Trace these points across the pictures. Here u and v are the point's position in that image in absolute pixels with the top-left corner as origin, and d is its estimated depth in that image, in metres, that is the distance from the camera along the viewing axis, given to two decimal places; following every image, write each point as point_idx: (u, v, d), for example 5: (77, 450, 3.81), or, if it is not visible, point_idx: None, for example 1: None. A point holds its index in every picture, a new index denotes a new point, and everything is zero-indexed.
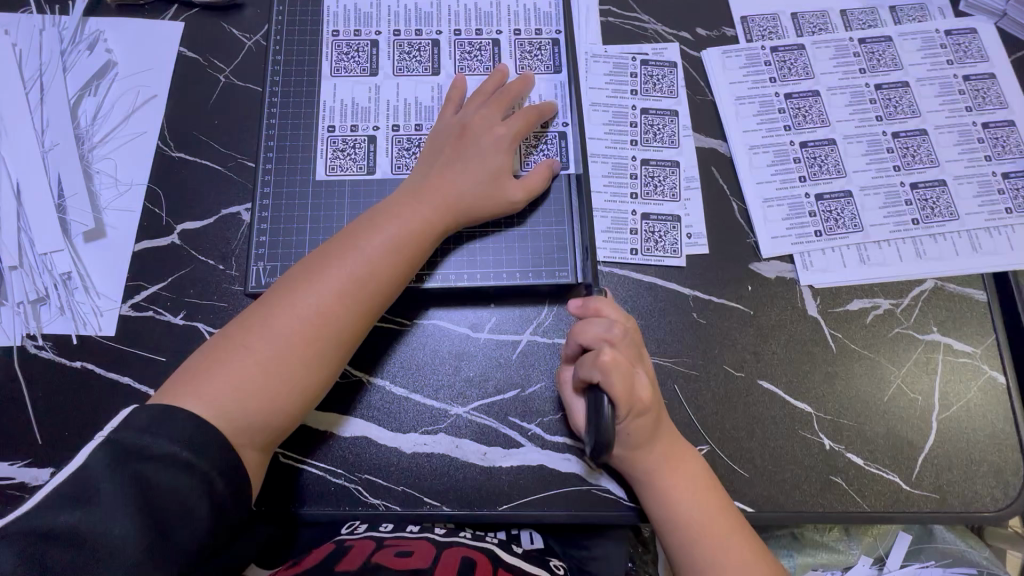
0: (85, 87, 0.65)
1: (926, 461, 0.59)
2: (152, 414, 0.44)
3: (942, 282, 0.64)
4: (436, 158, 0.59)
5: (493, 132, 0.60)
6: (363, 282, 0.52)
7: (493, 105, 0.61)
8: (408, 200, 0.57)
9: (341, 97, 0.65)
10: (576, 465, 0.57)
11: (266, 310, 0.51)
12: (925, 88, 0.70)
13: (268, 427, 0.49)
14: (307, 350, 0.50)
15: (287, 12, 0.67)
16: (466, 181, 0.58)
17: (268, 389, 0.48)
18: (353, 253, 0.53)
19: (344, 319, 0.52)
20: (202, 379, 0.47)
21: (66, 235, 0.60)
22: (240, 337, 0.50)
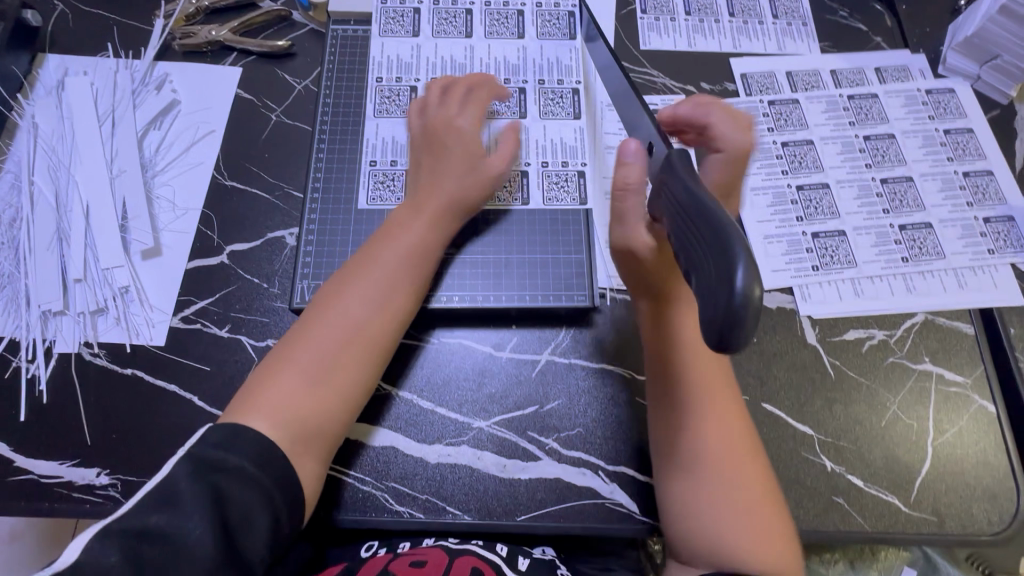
0: (151, 121, 0.73)
1: (924, 485, 0.62)
2: (225, 432, 0.48)
3: (932, 316, 0.69)
4: (421, 160, 0.65)
5: (457, 129, 0.65)
6: (391, 290, 0.58)
7: (450, 99, 0.66)
8: (414, 207, 0.62)
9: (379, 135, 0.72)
10: (591, 480, 0.60)
11: (307, 328, 0.55)
12: (910, 140, 0.77)
13: (325, 433, 0.53)
14: (352, 361, 0.55)
15: (337, 61, 0.76)
16: (459, 178, 0.63)
17: (322, 399, 0.53)
18: (377, 265, 0.58)
19: (377, 326, 0.56)
20: (260, 397, 0.51)
21: (126, 252, 0.66)
22: (289, 355, 0.54)
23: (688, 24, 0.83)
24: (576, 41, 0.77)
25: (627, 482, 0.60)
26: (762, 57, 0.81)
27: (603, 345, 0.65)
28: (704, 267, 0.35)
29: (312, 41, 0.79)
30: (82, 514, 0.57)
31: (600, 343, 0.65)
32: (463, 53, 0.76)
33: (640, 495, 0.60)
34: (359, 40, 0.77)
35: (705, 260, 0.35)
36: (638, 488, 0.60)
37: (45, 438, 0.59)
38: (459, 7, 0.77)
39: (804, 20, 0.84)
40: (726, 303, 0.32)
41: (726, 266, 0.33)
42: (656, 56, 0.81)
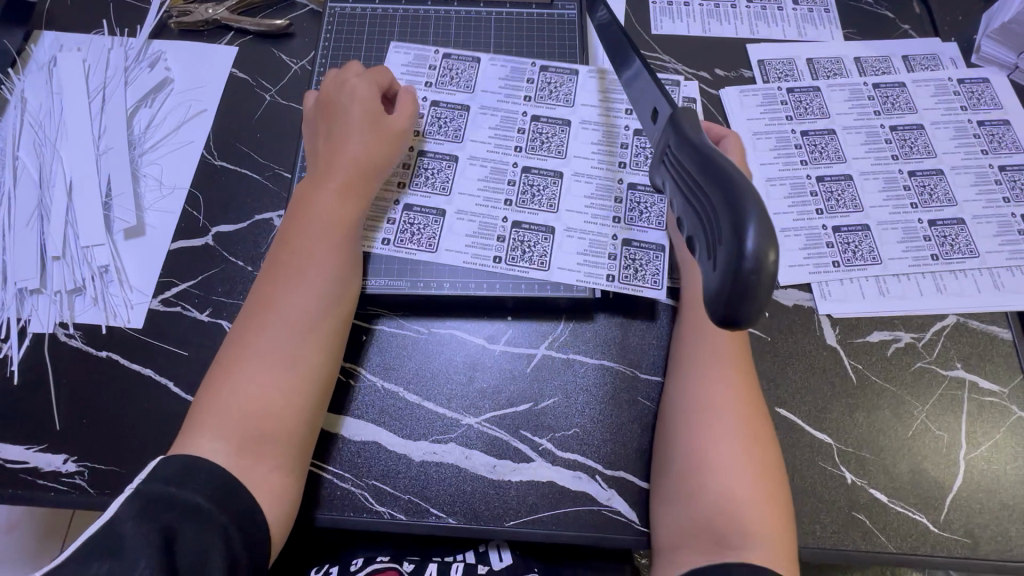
0: (142, 99, 0.70)
1: (954, 502, 0.56)
2: (179, 467, 0.46)
3: (964, 319, 0.63)
4: (320, 132, 0.62)
5: (354, 92, 0.62)
6: (319, 275, 0.54)
7: (348, 72, 0.65)
8: (318, 180, 0.59)
9: (465, 232, 0.64)
10: (587, 485, 0.56)
11: (241, 338, 0.52)
12: (940, 131, 0.71)
13: (284, 439, 0.50)
14: (290, 359, 0.51)
15: (333, 40, 0.73)
16: (351, 146, 0.60)
17: (267, 408, 0.50)
18: (295, 253, 0.55)
19: (314, 315, 0.53)
20: (205, 422, 0.49)
21: (108, 231, 0.63)
22: (227, 370, 0.51)
23: (702, 9, 0.79)
24: (489, 55, 0.71)
25: (627, 488, 0.56)
26: (782, 44, 0.77)
27: (603, 339, 0.61)
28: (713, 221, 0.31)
29: (311, 21, 0.77)
30: (46, 502, 0.54)
31: (602, 339, 0.61)
32: (479, 165, 0.67)
33: (640, 503, 0.55)
34: (359, 18, 0.73)
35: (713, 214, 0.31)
36: (638, 496, 0.56)
37: (14, 420, 0.56)
38: None
39: (826, 6, 0.80)
40: (733, 266, 0.29)
41: (739, 219, 0.29)
42: (669, 42, 0.77)
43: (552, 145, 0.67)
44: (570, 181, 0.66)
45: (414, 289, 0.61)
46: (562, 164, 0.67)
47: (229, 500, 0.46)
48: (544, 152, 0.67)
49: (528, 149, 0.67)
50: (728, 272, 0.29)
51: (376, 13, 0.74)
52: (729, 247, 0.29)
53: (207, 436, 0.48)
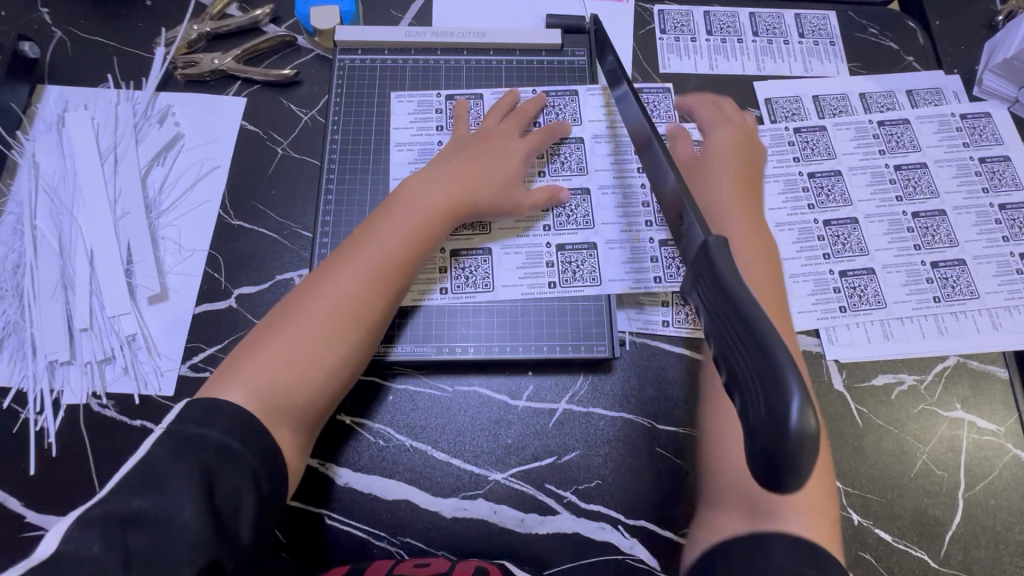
0: (154, 158, 0.70)
1: (953, 538, 0.60)
2: (206, 409, 0.48)
3: (965, 359, 0.66)
4: (454, 158, 0.65)
5: (504, 139, 0.67)
6: (372, 280, 0.57)
7: (493, 115, 0.69)
8: (412, 198, 0.61)
9: (516, 265, 0.66)
10: (610, 535, 0.59)
11: (292, 309, 0.56)
12: (943, 169, 0.73)
13: (301, 412, 0.53)
14: (326, 343, 0.54)
15: (343, 92, 0.72)
16: (478, 187, 0.63)
17: (298, 382, 0.53)
18: (361, 253, 0.58)
19: (356, 314, 0.56)
20: (239, 370, 0.52)
21: (132, 298, 0.64)
22: (273, 331, 0.55)
23: (709, 45, 0.79)
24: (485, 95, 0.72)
25: (648, 537, 0.59)
26: (788, 81, 0.78)
27: (621, 393, 0.63)
28: (748, 383, 0.31)
29: (318, 68, 0.76)
30: None
31: (620, 390, 0.64)
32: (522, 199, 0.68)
33: (661, 550, 0.59)
34: (368, 68, 0.73)
35: (750, 377, 0.30)
36: (659, 544, 0.59)
37: (55, 492, 0.58)
38: (472, 34, 0.74)
39: (831, 39, 0.80)
40: (777, 439, 0.28)
41: (777, 393, 0.28)
42: (677, 81, 0.77)
43: (572, 163, 0.69)
44: (598, 195, 0.68)
45: (439, 354, 0.63)
46: (587, 181, 0.69)
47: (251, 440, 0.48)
48: (566, 171, 0.69)
49: (551, 172, 0.69)
50: (766, 450, 0.28)
51: (384, 63, 0.74)
52: (768, 424, 0.29)
53: (237, 388, 0.51)
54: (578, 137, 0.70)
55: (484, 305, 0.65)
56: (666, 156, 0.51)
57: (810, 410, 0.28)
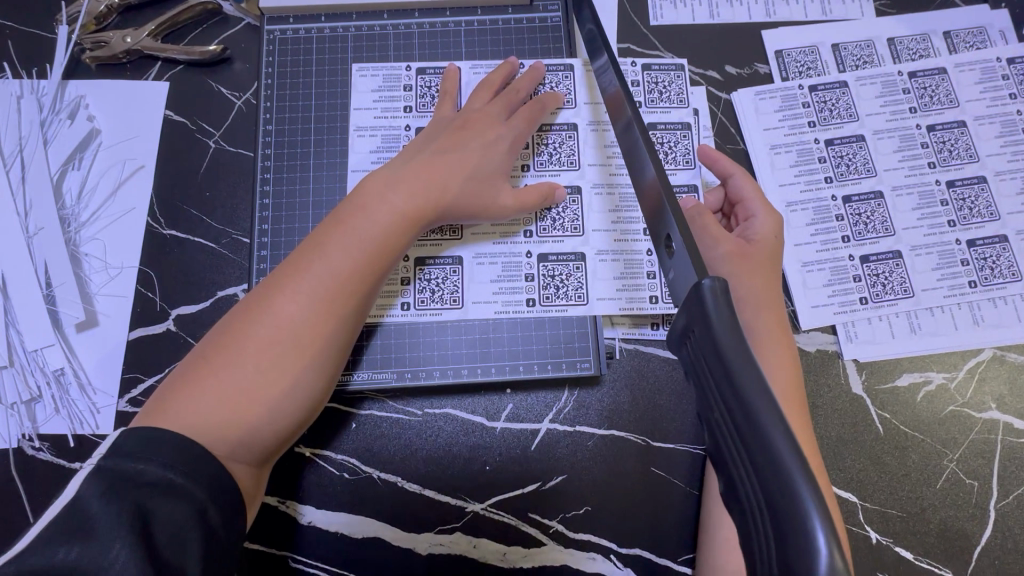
0: (68, 161, 0.61)
1: (982, 554, 0.54)
2: (142, 438, 0.40)
3: (1002, 352, 0.58)
4: (429, 146, 0.54)
5: (491, 121, 0.56)
6: (339, 285, 0.47)
7: (481, 91, 0.58)
8: (381, 188, 0.51)
9: (490, 279, 0.57)
10: (602, 566, 0.54)
11: (241, 321, 0.46)
12: (984, 128, 0.62)
13: (257, 443, 0.45)
14: (282, 362, 0.45)
15: (277, 71, 0.62)
16: (456, 178, 0.53)
17: (250, 408, 0.44)
18: (322, 255, 0.48)
19: (320, 327, 0.47)
20: (178, 396, 0.43)
21: (57, 327, 0.57)
22: (219, 347, 0.45)
23: None
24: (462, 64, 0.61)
25: (644, 566, 0.54)
26: (804, 27, 0.66)
27: (610, 409, 0.56)
28: (754, 507, 0.24)
29: (248, 41, 0.65)
30: None
31: (609, 406, 0.56)
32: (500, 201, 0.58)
33: None
34: (304, 40, 0.62)
35: (757, 500, 0.24)
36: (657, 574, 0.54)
37: None
38: None
39: None
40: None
41: (795, 536, 0.22)
42: (671, 34, 0.66)
43: (562, 156, 0.59)
44: (589, 195, 0.58)
45: (402, 380, 0.56)
46: (579, 177, 0.59)
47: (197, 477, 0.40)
48: (555, 166, 0.59)
49: (537, 166, 0.59)
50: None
51: (323, 33, 0.63)
52: (780, 575, 0.23)
53: (176, 419, 0.42)
54: (570, 122, 0.60)
55: (453, 323, 0.57)
56: (645, 156, 0.42)
57: (838, 560, 0.21)
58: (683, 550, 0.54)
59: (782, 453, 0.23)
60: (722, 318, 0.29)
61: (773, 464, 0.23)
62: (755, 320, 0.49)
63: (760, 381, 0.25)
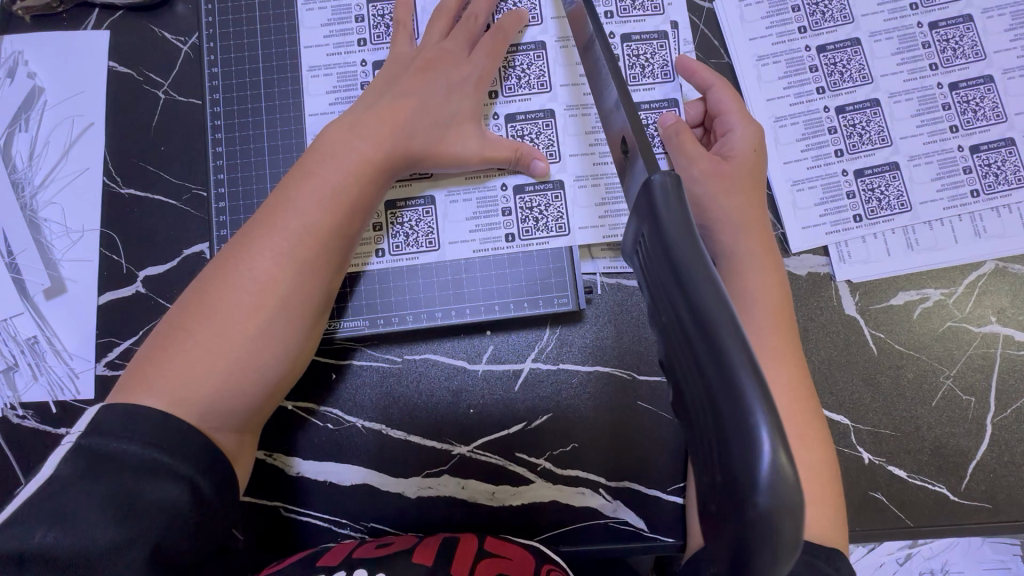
0: (14, 122, 0.58)
1: (978, 469, 0.53)
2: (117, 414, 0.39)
3: (1004, 264, 0.55)
4: (389, 89, 0.50)
5: (452, 59, 0.52)
6: (308, 239, 0.45)
7: (438, 24, 0.53)
8: (344, 138, 0.48)
9: (466, 216, 0.54)
10: (592, 500, 0.54)
11: (209, 287, 0.44)
12: (992, 21, 0.57)
13: (242, 408, 0.44)
14: (259, 326, 0.43)
15: (219, 10, 0.57)
16: (421, 125, 0.49)
17: (230, 375, 0.43)
18: (289, 212, 0.45)
19: (296, 287, 0.45)
20: (153, 367, 0.42)
21: (25, 296, 0.56)
22: (190, 315, 0.43)
23: None
24: None
25: (634, 499, 0.54)
26: None
27: (593, 345, 0.55)
28: (704, 411, 0.24)
29: None
30: None
31: (592, 342, 0.55)
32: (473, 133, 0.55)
33: (647, 510, 0.54)
34: None
35: (705, 405, 0.23)
36: (647, 504, 0.54)
37: None
38: None
39: None
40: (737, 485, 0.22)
41: (740, 439, 0.21)
42: None
43: (532, 79, 0.55)
44: (564, 120, 0.54)
45: (375, 327, 0.54)
46: (552, 100, 0.55)
47: (179, 446, 0.40)
48: (525, 89, 0.55)
49: (506, 92, 0.55)
50: (728, 503, 0.23)
51: None
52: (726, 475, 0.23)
53: (151, 389, 0.41)
54: (536, 40, 0.55)
55: (426, 265, 0.54)
56: (613, 73, 0.39)
57: (784, 461, 0.21)
58: (673, 480, 0.53)
59: (732, 357, 0.22)
60: (676, 218, 0.27)
61: (719, 370, 0.22)
62: (735, 241, 0.46)
63: (712, 284, 0.23)
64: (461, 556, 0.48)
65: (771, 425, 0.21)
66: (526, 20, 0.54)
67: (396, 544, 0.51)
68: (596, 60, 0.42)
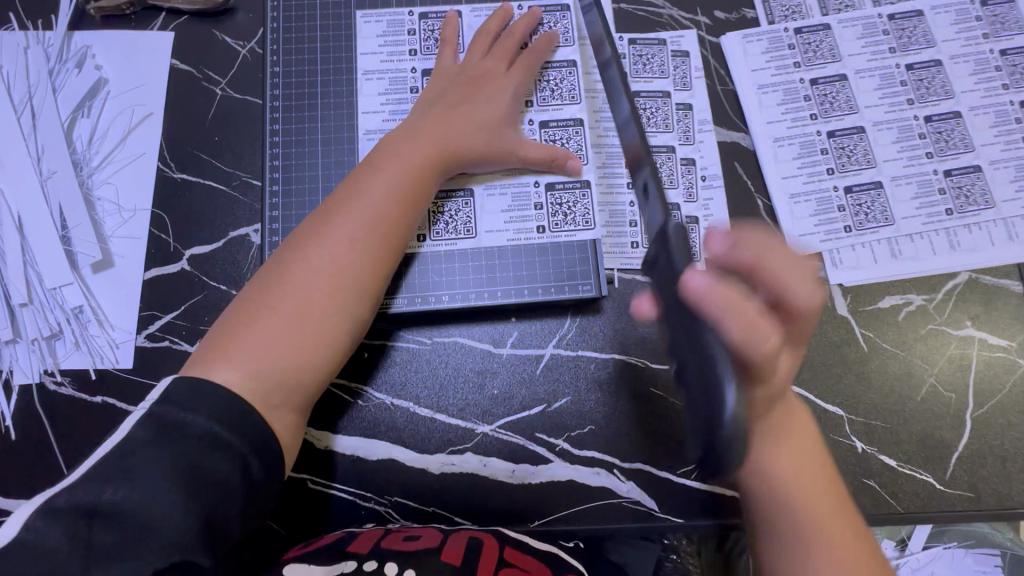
0: (78, 108, 0.62)
1: (960, 460, 0.58)
2: (194, 386, 0.42)
3: (978, 275, 0.61)
4: (437, 101, 0.57)
5: (493, 77, 0.59)
6: (374, 229, 0.50)
7: (480, 45, 0.60)
8: (403, 141, 0.54)
9: (501, 208, 0.59)
10: (606, 480, 0.57)
11: (283, 271, 0.48)
12: (960, 66, 0.66)
13: (310, 384, 0.48)
14: (335, 301, 0.48)
15: (282, 18, 0.64)
16: (468, 131, 0.55)
17: (302, 350, 0.47)
18: (358, 203, 0.50)
19: (364, 267, 0.49)
20: (233, 343, 0.45)
21: (74, 268, 0.59)
22: (266, 295, 0.47)
23: None
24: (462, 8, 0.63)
25: (645, 480, 0.57)
26: None
27: (611, 333, 0.59)
28: None
29: None
30: None
31: (610, 330, 0.59)
32: None
33: (659, 491, 0.57)
34: None
35: None
36: (657, 485, 0.57)
37: (22, 474, 0.55)
38: None
39: None
40: None
41: None
42: None
43: (564, 92, 0.61)
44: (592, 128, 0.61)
45: (413, 305, 0.58)
46: (581, 111, 0.61)
47: (239, 422, 0.42)
48: (558, 100, 0.61)
49: (540, 102, 0.61)
50: None
51: None
52: None
53: (228, 365, 0.44)
54: (568, 58, 0.62)
55: (463, 250, 0.59)
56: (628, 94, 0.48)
57: None
58: (682, 464, 0.57)
59: None
60: None
61: None
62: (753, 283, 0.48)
63: None
64: (486, 556, 0.49)
65: None
66: (556, 42, 0.61)
67: (421, 539, 0.51)
68: (614, 87, 0.51)
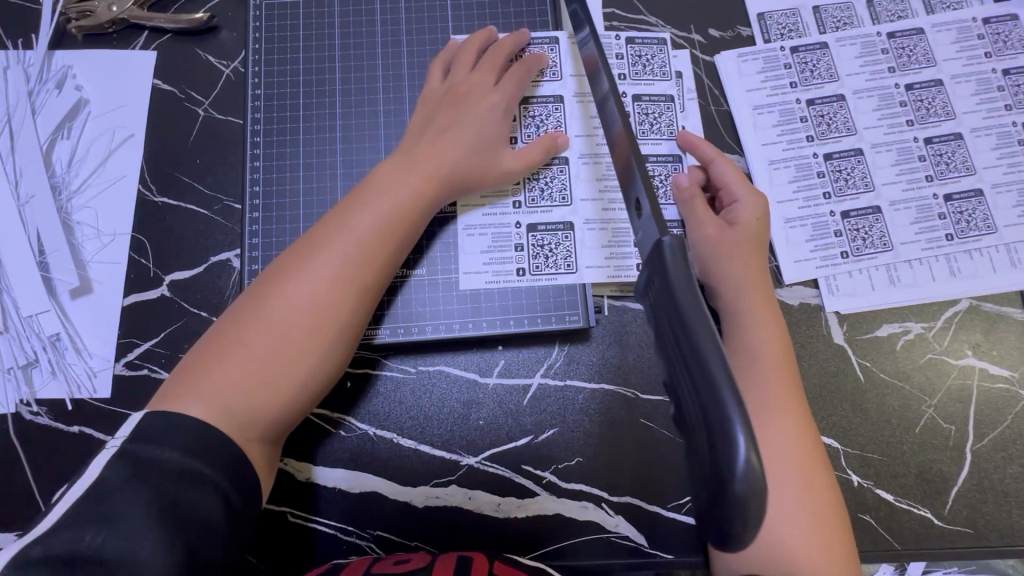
0: (57, 130, 0.61)
1: (960, 495, 0.56)
2: (164, 422, 0.41)
3: (978, 302, 0.60)
4: (425, 123, 0.55)
5: (487, 95, 0.57)
6: (357, 265, 0.48)
7: (463, 63, 0.59)
8: (394, 171, 0.52)
9: (482, 249, 0.59)
10: (595, 514, 0.55)
11: (264, 300, 0.46)
12: (961, 86, 0.64)
13: (281, 421, 0.45)
14: (312, 341, 0.46)
15: (265, 40, 0.64)
16: (458, 157, 0.54)
17: (278, 387, 0.44)
18: (346, 234, 0.48)
19: (346, 306, 0.47)
20: (204, 375, 0.43)
21: (52, 294, 0.58)
22: (245, 324, 0.45)
23: None
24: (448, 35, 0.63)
25: (634, 514, 0.55)
26: None
27: (599, 363, 0.58)
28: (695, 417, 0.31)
29: (235, 9, 0.65)
30: None
31: (598, 361, 0.58)
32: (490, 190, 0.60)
33: (649, 526, 0.55)
34: (290, 8, 0.64)
35: (698, 419, 0.31)
36: (647, 520, 0.55)
37: None
38: None
39: None
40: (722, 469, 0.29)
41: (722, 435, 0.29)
42: None
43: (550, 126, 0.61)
44: (576, 166, 0.61)
45: (396, 336, 0.57)
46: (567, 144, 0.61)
47: (214, 453, 0.41)
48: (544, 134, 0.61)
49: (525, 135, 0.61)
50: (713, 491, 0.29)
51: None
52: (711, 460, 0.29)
53: (197, 399, 0.42)
54: (555, 92, 0.62)
55: (447, 281, 0.59)
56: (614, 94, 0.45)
57: (754, 458, 0.28)
58: (673, 497, 0.55)
59: (720, 388, 0.29)
60: (677, 270, 0.34)
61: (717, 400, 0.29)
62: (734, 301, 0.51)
63: (711, 337, 0.31)
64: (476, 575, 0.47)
65: (744, 430, 0.29)
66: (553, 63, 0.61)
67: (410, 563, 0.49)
68: (602, 94, 0.47)
